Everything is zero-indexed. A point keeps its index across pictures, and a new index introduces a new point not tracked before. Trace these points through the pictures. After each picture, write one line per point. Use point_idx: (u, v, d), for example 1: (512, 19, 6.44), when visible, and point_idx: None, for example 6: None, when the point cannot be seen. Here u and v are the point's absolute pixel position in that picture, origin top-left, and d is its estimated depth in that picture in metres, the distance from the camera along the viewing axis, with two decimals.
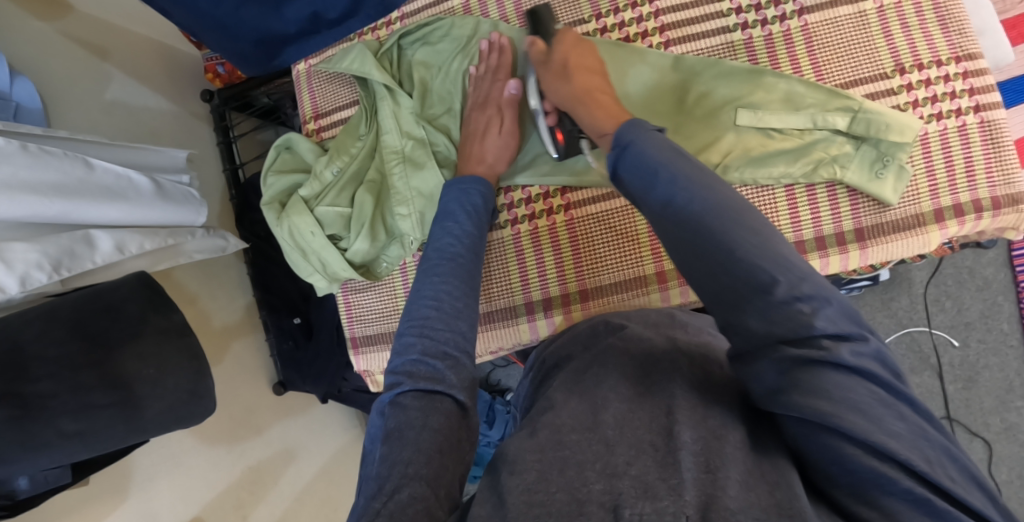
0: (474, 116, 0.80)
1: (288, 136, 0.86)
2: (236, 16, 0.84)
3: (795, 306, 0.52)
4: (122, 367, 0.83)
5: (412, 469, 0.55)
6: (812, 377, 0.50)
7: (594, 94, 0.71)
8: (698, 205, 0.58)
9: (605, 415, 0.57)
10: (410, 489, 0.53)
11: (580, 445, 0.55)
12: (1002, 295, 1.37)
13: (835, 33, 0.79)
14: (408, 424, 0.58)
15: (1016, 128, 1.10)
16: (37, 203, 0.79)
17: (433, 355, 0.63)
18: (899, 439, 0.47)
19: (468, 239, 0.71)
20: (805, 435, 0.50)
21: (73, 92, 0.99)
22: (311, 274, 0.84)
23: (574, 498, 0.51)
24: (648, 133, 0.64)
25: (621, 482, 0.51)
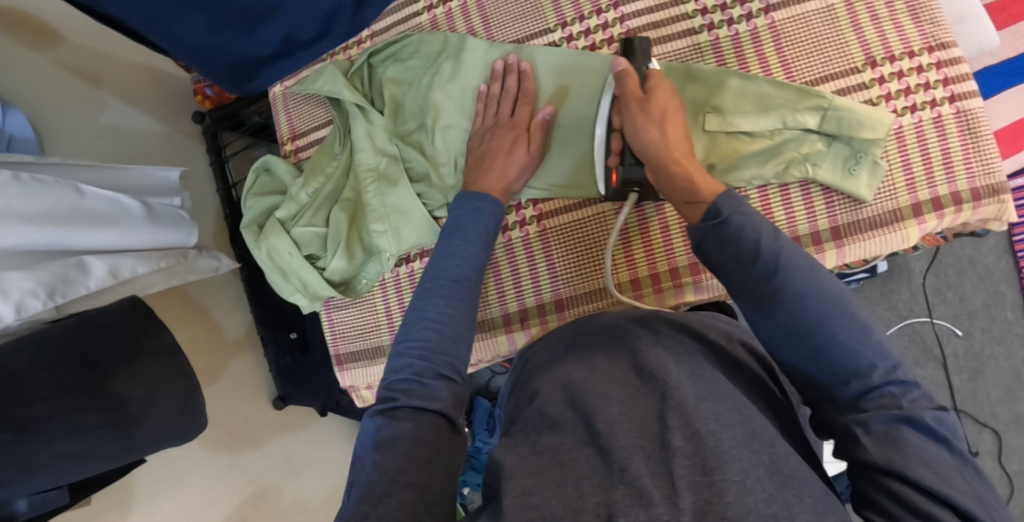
0: (499, 132, 0.78)
1: (265, 158, 0.87)
2: (212, 39, 0.83)
3: (886, 390, 0.55)
4: (114, 390, 0.85)
5: (402, 476, 0.56)
6: (895, 432, 0.53)
7: (689, 159, 0.68)
8: (802, 288, 0.58)
9: (597, 423, 0.58)
10: (399, 495, 0.54)
11: (578, 461, 0.56)
12: (1005, 283, 1.35)
13: (804, 29, 0.78)
14: (397, 434, 0.59)
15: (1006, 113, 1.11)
16: (28, 232, 0.81)
17: (427, 377, 0.63)
18: (963, 493, 0.50)
19: (476, 262, 0.70)
20: (867, 478, 0.53)
21: (67, 119, 1.00)
22: (293, 294, 0.85)
23: (570, 507, 0.52)
24: (745, 208, 0.62)
25: (616, 492, 0.52)
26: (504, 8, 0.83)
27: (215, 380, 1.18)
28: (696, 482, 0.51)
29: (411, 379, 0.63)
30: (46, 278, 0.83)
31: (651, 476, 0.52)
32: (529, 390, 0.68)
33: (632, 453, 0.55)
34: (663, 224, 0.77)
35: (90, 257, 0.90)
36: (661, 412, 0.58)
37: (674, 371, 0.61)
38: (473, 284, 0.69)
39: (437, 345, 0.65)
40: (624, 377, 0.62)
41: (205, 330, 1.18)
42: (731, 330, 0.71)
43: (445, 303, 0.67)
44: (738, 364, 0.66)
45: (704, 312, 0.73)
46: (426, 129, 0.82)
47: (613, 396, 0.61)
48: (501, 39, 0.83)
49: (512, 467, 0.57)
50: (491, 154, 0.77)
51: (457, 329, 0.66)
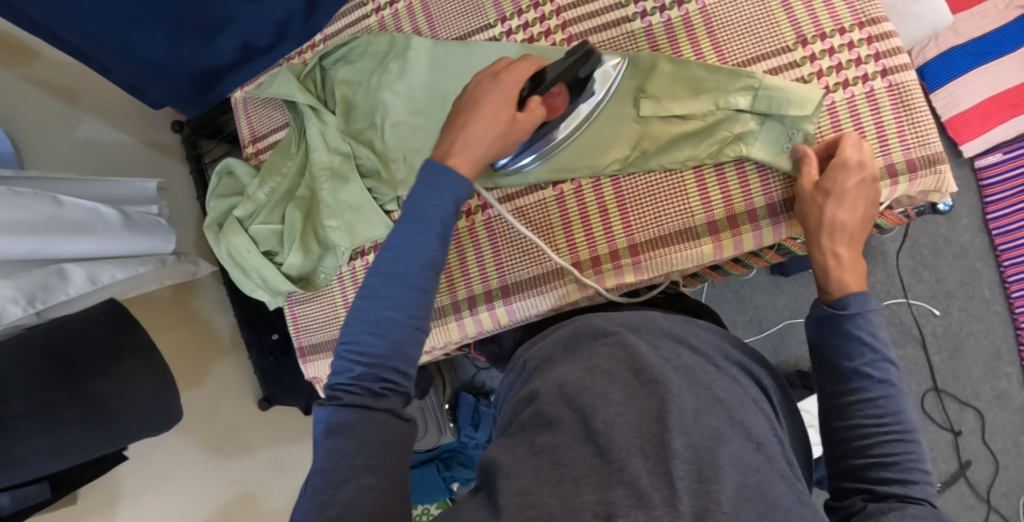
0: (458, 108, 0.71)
1: (226, 161, 0.91)
2: (173, 52, 0.89)
3: (861, 382, 0.64)
4: (91, 388, 0.88)
5: (360, 460, 0.56)
6: (854, 410, 0.64)
7: None
8: None
9: (596, 423, 0.59)
10: (359, 480, 0.55)
11: (576, 460, 0.57)
12: (982, 261, 1.35)
13: (734, 11, 0.80)
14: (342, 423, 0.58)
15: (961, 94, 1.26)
16: (11, 241, 0.84)
17: (366, 380, 0.60)
18: (895, 460, 0.60)
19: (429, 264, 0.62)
20: (835, 445, 0.65)
21: (44, 134, 1.04)
22: (255, 290, 0.90)
23: (568, 505, 0.53)
24: None
25: (614, 492, 0.54)
26: (446, 7, 0.86)
27: (198, 384, 1.21)
28: (693, 488, 0.53)
29: (352, 381, 0.60)
30: (25, 286, 0.86)
31: (650, 477, 0.54)
32: (525, 390, 0.68)
33: (630, 454, 0.56)
34: (601, 208, 0.82)
35: (69, 265, 0.93)
36: (661, 413, 0.58)
37: (673, 380, 0.62)
38: (426, 286, 0.62)
39: (390, 351, 0.60)
40: (621, 376, 0.63)
41: (190, 335, 1.21)
42: (727, 347, 0.72)
43: (389, 306, 0.61)
44: (740, 381, 0.67)
45: (701, 327, 0.75)
46: (376, 127, 0.85)
47: (613, 396, 0.61)
48: (446, 37, 0.86)
49: (510, 467, 0.57)
50: (473, 111, 0.68)
51: (405, 333, 0.61)
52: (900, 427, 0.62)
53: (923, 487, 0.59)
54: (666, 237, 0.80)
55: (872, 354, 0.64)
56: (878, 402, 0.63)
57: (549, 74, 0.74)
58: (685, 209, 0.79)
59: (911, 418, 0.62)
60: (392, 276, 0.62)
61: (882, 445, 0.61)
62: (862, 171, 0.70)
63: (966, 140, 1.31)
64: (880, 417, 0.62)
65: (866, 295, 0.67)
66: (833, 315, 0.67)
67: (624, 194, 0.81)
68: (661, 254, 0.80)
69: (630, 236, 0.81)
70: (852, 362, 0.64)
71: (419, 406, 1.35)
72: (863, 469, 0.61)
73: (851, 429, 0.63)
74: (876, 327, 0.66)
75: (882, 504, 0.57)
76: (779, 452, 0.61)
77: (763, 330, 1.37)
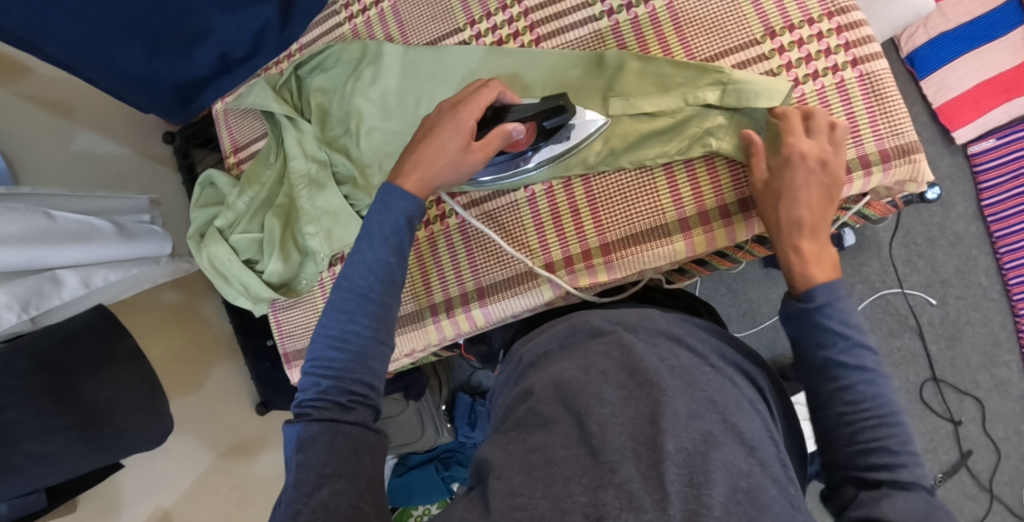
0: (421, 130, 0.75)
1: (209, 172, 0.95)
2: (151, 65, 0.92)
3: (842, 369, 0.62)
4: (82, 395, 0.89)
5: (329, 468, 0.58)
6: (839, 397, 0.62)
7: None
8: None
9: (590, 424, 0.57)
10: (331, 485, 0.57)
11: (569, 460, 0.56)
12: (978, 249, 1.32)
13: (701, 7, 0.80)
14: (312, 433, 0.60)
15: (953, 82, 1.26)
16: (5, 251, 0.81)
17: (333, 393, 0.62)
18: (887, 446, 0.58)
19: (383, 277, 0.66)
20: (822, 434, 0.63)
21: (38, 147, 1.03)
22: (239, 297, 0.93)
23: (558, 506, 0.53)
24: None
25: (606, 493, 0.53)
26: (417, 13, 0.88)
27: (196, 388, 1.22)
28: (685, 492, 0.52)
29: (319, 396, 0.62)
30: (19, 293, 0.83)
31: (642, 480, 0.53)
32: (520, 386, 0.68)
33: (622, 456, 0.55)
34: (572, 207, 0.83)
35: (62, 271, 0.90)
36: (655, 416, 0.57)
37: (669, 382, 0.60)
38: (384, 298, 0.66)
39: (353, 361, 0.63)
40: (617, 377, 0.62)
41: (185, 343, 1.21)
42: (725, 348, 0.71)
43: (349, 319, 0.65)
44: (737, 382, 0.65)
45: (697, 327, 0.73)
46: (350, 133, 0.87)
47: (608, 397, 0.60)
48: (417, 42, 0.88)
49: (502, 467, 0.57)
50: (426, 138, 0.73)
51: (368, 345, 0.64)
52: (882, 411, 0.60)
53: (913, 470, 0.58)
54: (637, 235, 0.80)
55: (845, 341, 0.62)
56: (858, 388, 0.61)
57: (513, 112, 0.74)
58: (656, 207, 0.79)
59: (894, 399, 0.61)
60: (351, 289, 0.66)
61: (867, 432, 0.60)
62: (811, 163, 0.69)
63: (957, 126, 1.28)
64: (860, 404, 0.60)
65: (835, 284, 0.65)
66: (802, 309, 0.65)
67: (594, 193, 0.82)
68: (632, 253, 0.80)
69: (601, 235, 0.82)
70: (826, 351, 0.63)
71: (416, 408, 1.34)
72: (851, 460, 0.60)
73: (834, 418, 0.62)
74: (849, 312, 0.64)
75: (874, 493, 0.57)
76: (773, 454, 0.59)
77: (757, 324, 1.36)
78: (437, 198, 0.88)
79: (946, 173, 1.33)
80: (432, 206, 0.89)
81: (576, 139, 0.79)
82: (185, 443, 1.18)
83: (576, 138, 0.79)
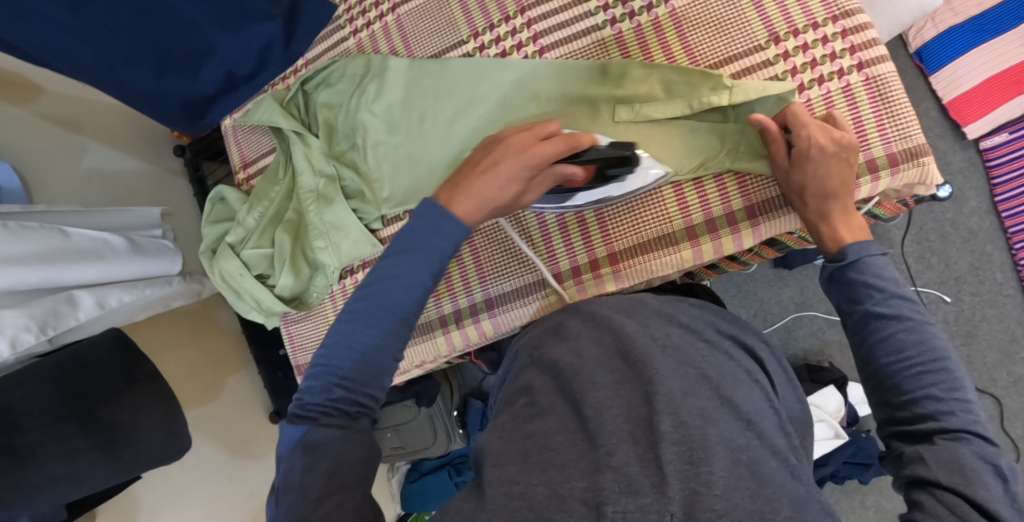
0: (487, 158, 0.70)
1: (219, 188, 0.97)
2: (159, 85, 0.93)
3: (880, 320, 0.63)
4: (102, 413, 0.90)
5: (335, 475, 0.58)
6: (880, 347, 0.63)
7: None
8: None
9: (586, 408, 0.58)
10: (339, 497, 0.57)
11: (565, 444, 0.57)
12: (992, 244, 1.30)
13: (704, 13, 0.80)
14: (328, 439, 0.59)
15: (957, 79, 1.26)
16: (20, 271, 0.82)
17: (343, 405, 0.61)
18: (931, 399, 0.59)
19: None
20: (870, 388, 0.64)
21: (54, 165, 1.05)
22: (250, 311, 0.95)
23: (555, 492, 0.53)
24: None
25: (604, 477, 0.53)
26: (420, 27, 0.90)
27: (210, 400, 1.22)
28: (683, 470, 0.52)
29: (326, 403, 0.61)
30: (37, 314, 0.84)
31: (639, 462, 0.53)
32: (519, 381, 0.66)
33: (619, 440, 0.55)
34: (579, 217, 0.83)
35: (78, 291, 0.91)
36: (649, 396, 0.58)
37: (661, 362, 0.60)
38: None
39: (363, 374, 0.62)
40: (608, 360, 0.62)
41: (199, 354, 1.23)
42: (721, 322, 0.71)
43: (376, 334, 0.62)
44: (733, 354, 0.66)
45: (691, 305, 0.73)
46: (357, 148, 0.88)
47: (601, 380, 0.60)
48: (421, 55, 0.90)
49: (497, 455, 0.57)
50: (489, 172, 0.68)
51: (383, 360, 0.62)
52: (925, 360, 0.61)
53: (961, 416, 0.58)
54: (645, 244, 0.81)
55: (881, 293, 0.64)
56: (897, 338, 0.62)
57: (586, 154, 0.71)
58: (663, 216, 0.80)
59: (938, 344, 0.61)
60: (384, 305, 0.63)
61: (910, 384, 0.61)
62: (831, 150, 0.70)
63: (969, 121, 1.26)
64: (901, 353, 0.61)
65: (865, 242, 0.67)
66: (837, 269, 0.68)
67: (602, 208, 0.82)
68: (639, 261, 0.81)
69: (608, 245, 0.82)
70: (863, 306, 0.65)
71: (427, 415, 1.34)
72: (897, 412, 0.61)
73: (877, 374, 0.63)
74: (881, 266, 0.66)
75: (921, 447, 0.58)
76: (774, 423, 0.60)
77: (769, 325, 1.36)
78: None
79: (958, 168, 1.31)
80: None
81: (632, 185, 0.77)
82: (201, 453, 1.19)
83: (632, 183, 0.77)
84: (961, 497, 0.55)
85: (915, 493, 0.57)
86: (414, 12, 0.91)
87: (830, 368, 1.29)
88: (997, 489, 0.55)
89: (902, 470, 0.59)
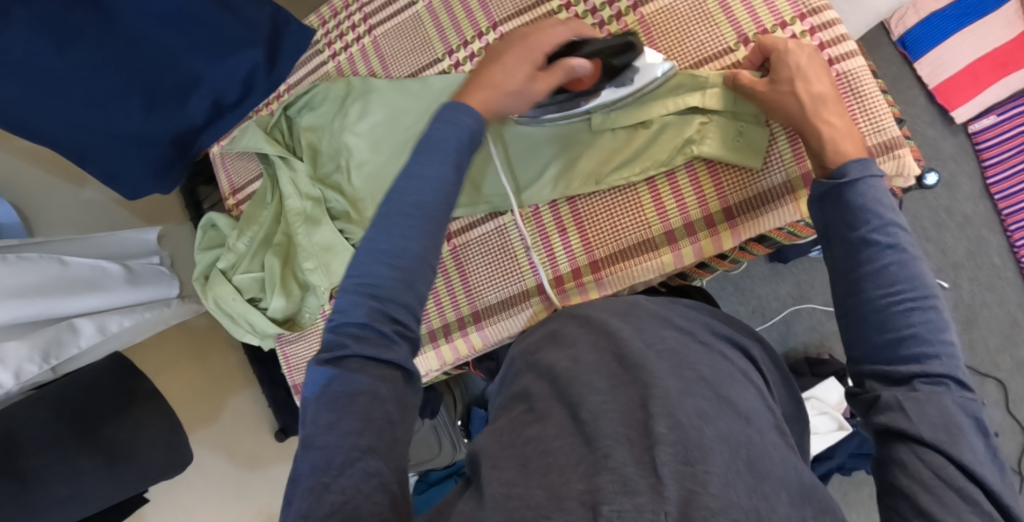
0: (490, 55, 0.69)
1: (210, 216, 0.99)
2: (148, 122, 0.94)
3: (873, 247, 0.59)
4: (104, 436, 0.92)
5: (364, 441, 0.51)
6: (874, 278, 0.58)
7: None
8: None
9: (583, 412, 0.59)
10: (365, 464, 0.50)
11: (564, 449, 0.57)
12: (987, 228, 1.29)
13: (672, 18, 0.81)
14: (355, 389, 0.53)
15: (943, 64, 1.26)
16: (20, 305, 0.84)
17: (380, 320, 0.55)
18: (920, 341, 0.56)
19: None
20: (850, 327, 0.60)
21: (52, 199, 1.08)
22: (246, 334, 0.96)
23: (554, 494, 0.53)
24: None
25: (601, 479, 0.52)
26: (397, 47, 0.92)
27: (213, 422, 1.24)
28: (680, 472, 0.51)
29: (364, 322, 0.55)
30: (40, 343, 0.87)
31: (636, 464, 0.53)
32: (515, 387, 0.68)
33: (616, 442, 0.55)
34: (559, 225, 0.85)
35: (79, 319, 0.93)
36: (645, 399, 0.58)
37: (657, 365, 0.62)
38: None
39: (397, 286, 0.56)
40: (606, 367, 0.63)
41: (203, 376, 1.25)
42: (715, 324, 0.72)
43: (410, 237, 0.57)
44: (728, 355, 0.67)
45: (687, 308, 0.75)
46: (342, 170, 0.91)
47: (597, 386, 0.61)
48: (399, 74, 0.92)
49: (496, 458, 0.58)
50: (492, 63, 0.67)
51: (417, 267, 0.58)
52: (916, 296, 0.57)
53: (945, 360, 0.55)
54: (625, 250, 0.82)
55: (879, 220, 0.60)
56: (890, 268, 0.58)
57: (588, 46, 0.72)
58: (642, 221, 0.81)
59: (929, 281, 0.58)
60: (395, 205, 0.59)
61: (897, 321, 0.56)
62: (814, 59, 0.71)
63: (957, 105, 1.26)
64: (892, 287, 0.57)
65: (868, 161, 0.63)
66: (835, 188, 0.63)
67: (582, 214, 0.84)
68: (620, 268, 0.82)
69: (590, 253, 0.83)
70: (859, 232, 0.60)
71: (430, 424, 1.39)
72: (879, 352, 0.57)
73: (862, 305, 0.59)
74: (879, 191, 0.62)
75: (900, 393, 0.55)
76: (770, 423, 0.60)
77: (768, 321, 1.36)
78: None
79: (949, 153, 1.30)
80: None
81: (639, 84, 0.76)
82: (205, 471, 1.22)
83: (640, 83, 0.76)
84: (946, 456, 0.51)
85: (891, 447, 0.54)
86: (391, 33, 0.93)
87: (829, 360, 1.28)
88: (980, 447, 0.52)
89: (873, 419, 0.56)
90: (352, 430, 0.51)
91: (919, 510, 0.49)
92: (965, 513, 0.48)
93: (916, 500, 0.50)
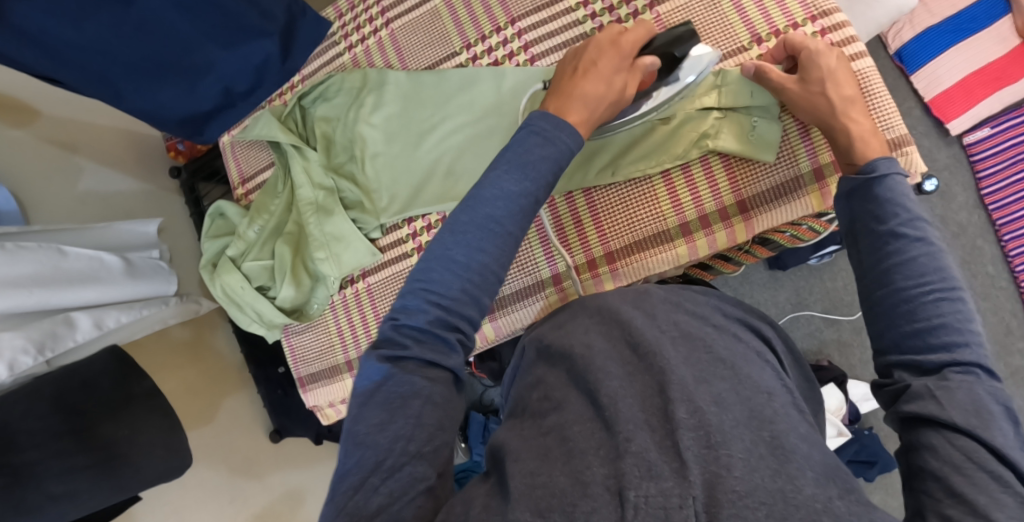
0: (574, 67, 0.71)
1: (218, 203, 0.99)
2: (157, 99, 0.93)
3: (901, 239, 0.61)
4: (99, 432, 0.90)
5: (415, 446, 0.53)
6: (903, 269, 0.60)
7: None
8: None
9: (601, 397, 0.58)
10: (412, 468, 0.52)
11: (583, 434, 0.56)
12: (981, 238, 1.31)
13: (687, 17, 0.83)
14: (411, 391, 0.55)
15: (939, 76, 1.29)
16: (16, 294, 0.82)
17: (441, 328, 0.58)
18: (950, 331, 0.57)
19: None
20: (878, 319, 0.61)
21: (50, 187, 1.06)
22: (252, 322, 0.96)
23: (579, 481, 0.52)
24: None
25: (625, 462, 0.52)
26: (414, 40, 0.93)
27: (208, 422, 1.22)
28: (702, 455, 0.52)
29: (425, 327, 0.58)
30: (36, 335, 0.85)
31: (658, 450, 0.53)
32: (530, 377, 0.67)
33: (637, 428, 0.54)
34: (576, 219, 0.85)
35: (76, 312, 0.91)
36: (662, 386, 0.57)
37: (670, 352, 0.61)
38: None
39: (462, 298, 0.60)
40: (619, 354, 0.63)
41: (194, 375, 1.23)
42: (725, 307, 0.71)
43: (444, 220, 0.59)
44: (741, 336, 0.66)
45: (696, 293, 0.74)
46: (355, 160, 0.91)
47: (613, 372, 0.61)
48: (414, 67, 0.93)
49: (518, 451, 0.56)
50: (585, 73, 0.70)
51: (486, 280, 0.60)
52: (944, 287, 0.58)
53: (974, 349, 0.56)
54: (642, 243, 0.83)
55: (906, 214, 0.62)
56: (919, 259, 0.59)
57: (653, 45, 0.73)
58: (658, 214, 0.82)
59: (955, 274, 0.59)
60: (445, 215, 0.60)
61: (927, 310, 0.58)
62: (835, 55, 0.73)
63: (952, 117, 1.29)
64: (921, 277, 0.59)
65: (892, 159, 0.66)
66: (863, 183, 0.65)
67: (598, 207, 0.84)
68: (637, 259, 0.83)
69: (606, 245, 0.84)
70: (887, 224, 0.62)
71: None
72: (908, 342, 0.58)
73: (889, 297, 0.60)
74: (903, 187, 0.64)
75: (931, 381, 0.55)
76: (789, 401, 0.59)
77: None
78: (409, 216, 0.89)
79: (944, 164, 1.33)
80: (404, 223, 0.89)
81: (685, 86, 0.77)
82: (200, 474, 1.18)
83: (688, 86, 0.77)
84: (979, 443, 0.52)
85: (921, 434, 0.54)
86: (407, 27, 0.94)
87: (828, 366, 1.26)
88: (1012, 433, 0.53)
89: (903, 408, 0.56)
90: (402, 435, 0.53)
91: (950, 490, 0.50)
92: (996, 492, 0.49)
93: (948, 481, 0.50)
